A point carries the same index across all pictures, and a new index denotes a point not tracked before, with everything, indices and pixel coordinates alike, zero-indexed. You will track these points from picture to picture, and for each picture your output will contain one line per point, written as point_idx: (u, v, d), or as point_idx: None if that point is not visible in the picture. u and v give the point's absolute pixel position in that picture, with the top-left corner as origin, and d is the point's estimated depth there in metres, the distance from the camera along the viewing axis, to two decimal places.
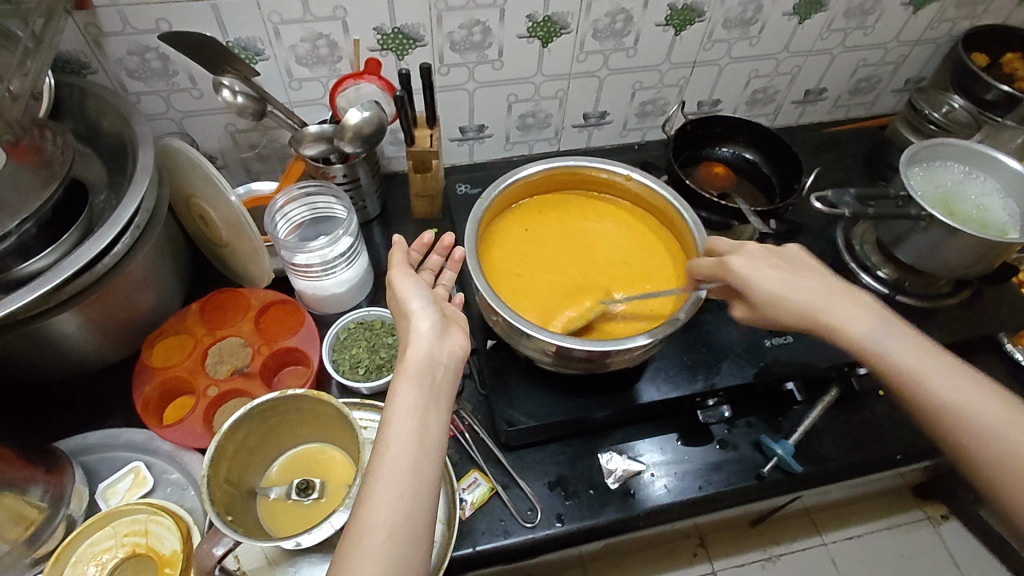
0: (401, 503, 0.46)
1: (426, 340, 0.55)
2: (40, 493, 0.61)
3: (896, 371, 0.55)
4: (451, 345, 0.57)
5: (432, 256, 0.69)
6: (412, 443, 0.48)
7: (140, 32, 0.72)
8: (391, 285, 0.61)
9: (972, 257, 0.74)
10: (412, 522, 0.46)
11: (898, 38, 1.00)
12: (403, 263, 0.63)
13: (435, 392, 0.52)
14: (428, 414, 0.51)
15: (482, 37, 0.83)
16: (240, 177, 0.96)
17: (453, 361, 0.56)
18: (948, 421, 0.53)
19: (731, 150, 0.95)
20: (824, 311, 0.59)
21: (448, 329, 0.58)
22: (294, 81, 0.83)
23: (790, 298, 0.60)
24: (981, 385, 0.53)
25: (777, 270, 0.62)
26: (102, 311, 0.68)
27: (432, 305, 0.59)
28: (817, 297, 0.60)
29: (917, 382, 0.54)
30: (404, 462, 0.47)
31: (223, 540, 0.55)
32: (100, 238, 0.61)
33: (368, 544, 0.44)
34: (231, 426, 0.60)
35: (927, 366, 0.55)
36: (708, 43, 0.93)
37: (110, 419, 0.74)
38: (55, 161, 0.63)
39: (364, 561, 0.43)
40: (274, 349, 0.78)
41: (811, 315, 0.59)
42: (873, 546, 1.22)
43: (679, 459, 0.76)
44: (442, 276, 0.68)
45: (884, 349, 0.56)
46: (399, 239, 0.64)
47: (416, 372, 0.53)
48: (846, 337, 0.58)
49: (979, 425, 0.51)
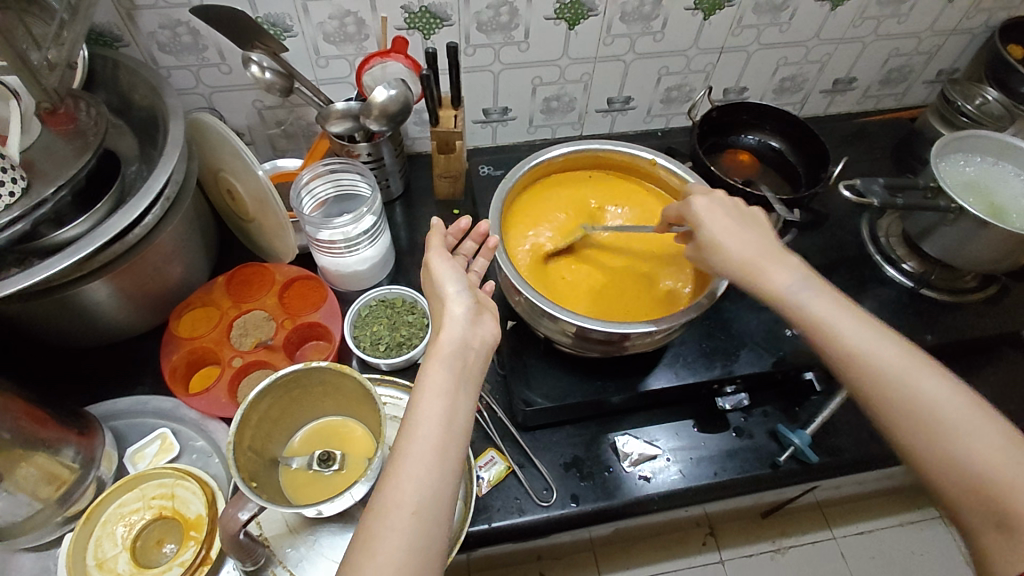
0: (427, 482, 0.47)
1: (459, 325, 0.56)
2: (72, 454, 0.63)
3: (810, 319, 0.56)
4: (483, 331, 0.57)
5: (468, 242, 0.68)
6: (440, 424, 0.49)
7: (171, 6, 0.73)
8: (427, 265, 0.62)
9: (1000, 252, 0.73)
10: (436, 502, 0.47)
11: (932, 28, 0.98)
12: (439, 245, 0.64)
13: (464, 376, 0.53)
14: (456, 397, 0.51)
15: (510, 18, 0.83)
16: (267, 153, 0.97)
17: (484, 347, 0.56)
18: (858, 372, 0.53)
19: (757, 138, 0.94)
20: (755, 260, 0.60)
21: (482, 315, 0.59)
22: (322, 58, 0.84)
23: (723, 243, 0.62)
24: (892, 339, 0.54)
25: (715, 215, 0.64)
26: (132, 280, 0.70)
27: (468, 290, 0.59)
28: (752, 248, 0.61)
29: (829, 333, 0.54)
30: (431, 443, 0.48)
31: (248, 505, 0.56)
32: (132, 209, 0.62)
33: (393, 518, 0.45)
34: (257, 396, 0.61)
35: (838, 321, 0.55)
36: (738, 29, 0.91)
37: (138, 385, 0.76)
38: (89, 132, 0.64)
39: (388, 535, 0.45)
40: (297, 323, 0.79)
41: (740, 265, 0.61)
42: (883, 542, 1.22)
43: (693, 445, 0.76)
44: (475, 263, 0.66)
45: (799, 302, 0.57)
46: (438, 222, 0.65)
47: (449, 354, 0.53)
48: (769, 288, 0.59)
49: (887, 373, 0.51)
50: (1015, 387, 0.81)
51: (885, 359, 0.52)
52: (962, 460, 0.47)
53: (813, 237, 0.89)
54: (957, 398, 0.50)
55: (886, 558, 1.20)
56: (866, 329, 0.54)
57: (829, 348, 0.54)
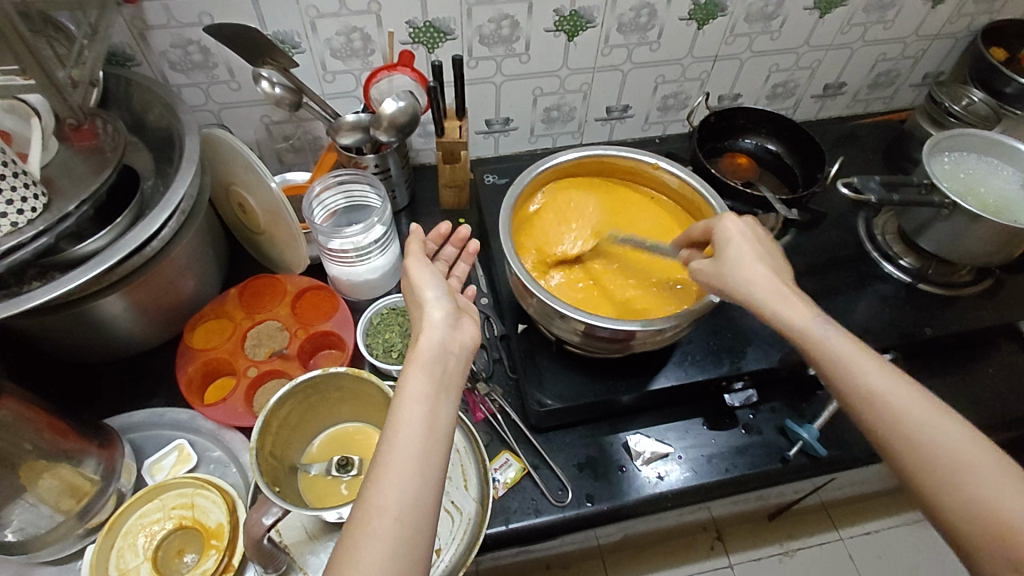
0: (409, 487, 0.45)
1: (439, 330, 0.56)
2: (93, 466, 0.64)
3: (833, 354, 0.53)
4: (462, 336, 0.58)
5: (447, 247, 0.71)
6: (422, 428, 0.49)
7: (184, 26, 0.75)
8: (407, 272, 0.62)
9: (994, 245, 0.76)
10: (422, 506, 0.46)
11: (917, 33, 1.01)
12: (420, 252, 0.64)
13: (446, 381, 0.53)
14: (438, 401, 0.51)
15: (511, 31, 0.85)
16: (274, 167, 0.98)
17: (463, 351, 0.57)
18: (872, 413, 0.51)
19: (754, 141, 0.97)
20: (769, 293, 0.58)
21: (461, 319, 0.59)
22: (328, 74, 0.86)
23: (750, 268, 0.60)
24: (904, 380, 0.51)
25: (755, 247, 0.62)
26: (147, 294, 0.71)
27: (446, 296, 0.60)
28: (765, 276, 0.59)
29: (845, 371, 0.52)
30: (414, 446, 0.48)
31: (272, 510, 0.56)
32: (152, 221, 0.63)
33: (376, 525, 0.44)
34: (277, 402, 0.62)
35: (856, 356, 0.53)
36: (731, 38, 0.94)
37: (153, 398, 0.77)
38: (107, 148, 0.65)
39: (372, 543, 0.43)
40: (310, 332, 0.80)
41: (756, 294, 0.59)
42: (889, 542, 1.23)
43: (702, 443, 0.77)
44: (456, 268, 0.71)
45: (816, 335, 0.55)
46: (416, 228, 0.65)
47: (429, 361, 0.53)
48: (785, 321, 0.57)
49: (897, 416, 0.49)
50: (1010, 379, 0.84)
51: (901, 401, 0.50)
52: (975, 503, 0.45)
53: (810, 236, 0.92)
54: (975, 440, 0.47)
55: (892, 558, 1.21)
56: (885, 370, 0.52)
57: (844, 385, 0.52)
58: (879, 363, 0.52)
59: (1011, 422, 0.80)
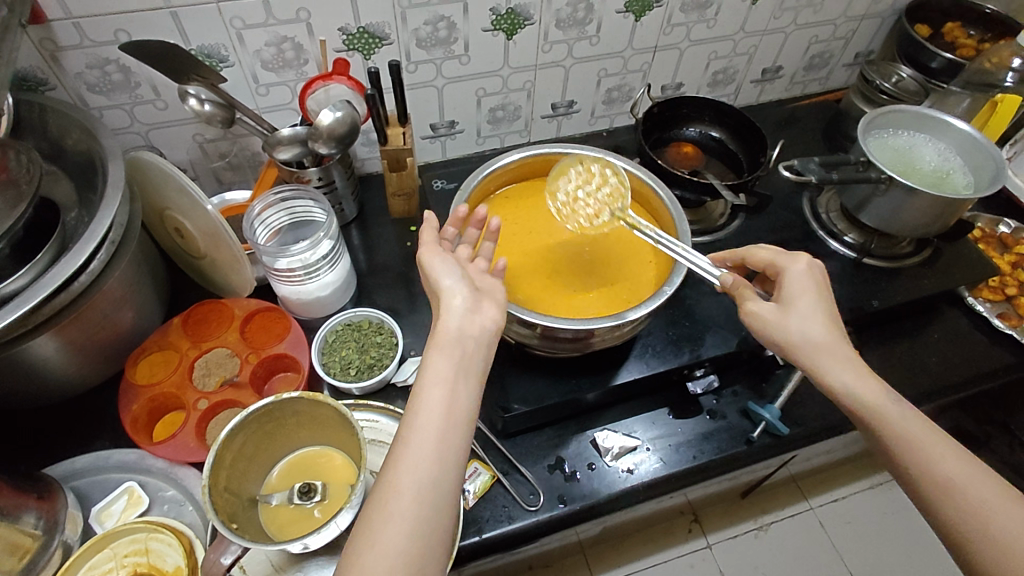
0: (427, 471, 0.46)
1: (456, 314, 0.55)
2: (33, 520, 0.60)
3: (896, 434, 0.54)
4: (482, 320, 0.55)
5: (470, 229, 0.67)
6: (440, 412, 0.48)
7: (99, 44, 0.71)
8: (421, 264, 0.60)
9: (930, 217, 0.78)
10: (436, 491, 0.46)
11: (846, 14, 1.04)
12: (432, 242, 0.61)
13: (465, 366, 0.52)
14: (456, 387, 0.50)
15: (448, 32, 0.84)
16: (213, 187, 0.94)
17: (484, 336, 0.55)
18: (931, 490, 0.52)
19: (698, 129, 0.98)
20: (822, 362, 0.58)
21: (481, 303, 0.57)
22: (261, 86, 0.82)
23: (804, 332, 0.59)
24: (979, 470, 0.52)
25: (809, 309, 0.60)
26: (80, 332, 0.66)
27: (463, 281, 0.58)
28: (820, 335, 0.58)
29: (924, 457, 0.52)
30: (432, 432, 0.47)
31: (230, 549, 0.54)
32: (77, 255, 0.59)
33: (392, 506, 0.44)
34: (228, 434, 0.60)
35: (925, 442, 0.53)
36: (668, 28, 0.95)
37: (96, 442, 0.73)
38: (21, 179, 0.61)
39: (388, 524, 0.44)
40: (262, 357, 0.77)
41: (826, 364, 0.58)
42: (857, 508, 1.26)
43: (669, 432, 0.78)
44: (482, 248, 0.66)
45: (883, 415, 0.55)
46: (430, 217, 0.63)
47: (448, 344, 0.52)
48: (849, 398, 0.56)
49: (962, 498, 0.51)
50: (953, 344, 0.88)
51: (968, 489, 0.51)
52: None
53: (758, 220, 0.94)
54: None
55: (862, 524, 1.25)
56: (962, 460, 0.52)
57: (912, 466, 0.53)
58: (952, 453, 0.52)
59: (956, 385, 0.84)
